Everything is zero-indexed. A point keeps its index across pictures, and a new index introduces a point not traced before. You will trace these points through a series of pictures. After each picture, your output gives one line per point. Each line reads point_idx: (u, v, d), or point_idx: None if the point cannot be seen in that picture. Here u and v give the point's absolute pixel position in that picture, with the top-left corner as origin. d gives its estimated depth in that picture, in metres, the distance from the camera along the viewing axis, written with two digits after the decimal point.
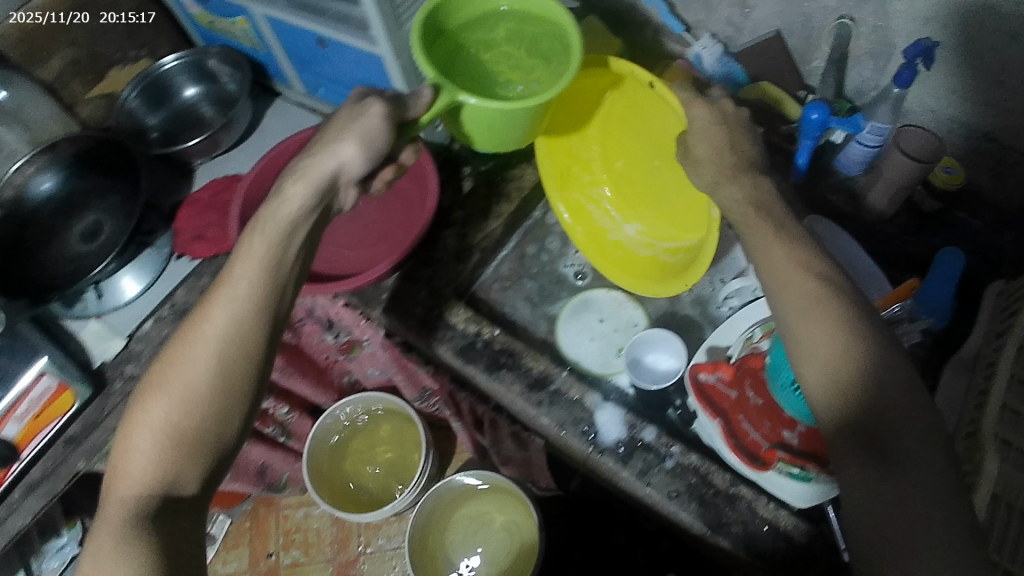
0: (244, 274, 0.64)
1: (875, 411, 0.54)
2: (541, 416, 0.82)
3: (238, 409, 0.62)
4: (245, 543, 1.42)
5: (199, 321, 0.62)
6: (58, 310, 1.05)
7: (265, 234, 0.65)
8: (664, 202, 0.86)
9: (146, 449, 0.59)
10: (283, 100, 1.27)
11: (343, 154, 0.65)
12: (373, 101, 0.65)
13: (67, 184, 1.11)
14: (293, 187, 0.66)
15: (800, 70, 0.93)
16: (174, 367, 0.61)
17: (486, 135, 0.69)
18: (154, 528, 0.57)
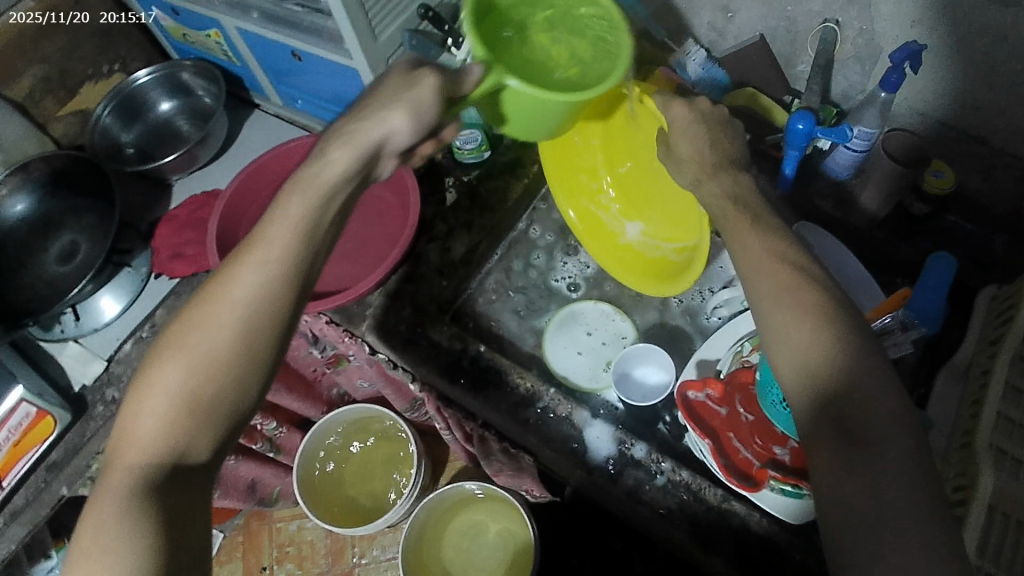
0: (281, 237, 0.56)
1: (845, 398, 0.50)
2: (528, 434, 0.80)
3: (258, 381, 0.55)
4: (239, 556, 1.41)
5: (226, 281, 0.55)
6: (36, 331, 1.10)
7: (304, 194, 0.57)
8: (667, 201, 0.80)
9: (158, 414, 0.52)
10: (261, 111, 1.32)
11: (392, 122, 0.59)
12: (429, 71, 0.59)
13: (39, 207, 1.14)
14: (339, 151, 0.58)
15: (786, 74, 0.93)
16: (196, 325, 0.54)
17: (521, 123, 0.66)
18: (161, 497, 0.50)
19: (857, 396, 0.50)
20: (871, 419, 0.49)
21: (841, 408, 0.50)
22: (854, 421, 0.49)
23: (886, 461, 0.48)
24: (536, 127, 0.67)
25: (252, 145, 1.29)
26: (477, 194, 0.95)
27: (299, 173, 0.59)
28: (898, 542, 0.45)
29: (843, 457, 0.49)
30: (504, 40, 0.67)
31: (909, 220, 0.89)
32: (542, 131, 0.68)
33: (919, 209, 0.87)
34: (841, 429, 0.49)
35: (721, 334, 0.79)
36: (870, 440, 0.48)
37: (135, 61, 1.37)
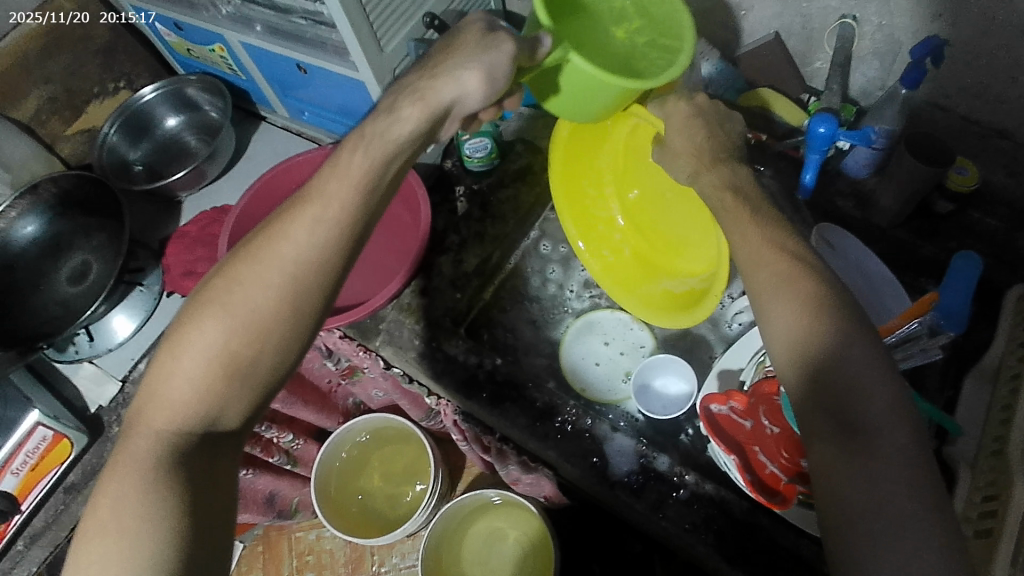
0: (339, 196, 0.57)
1: (836, 389, 0.49)
2: (547, 449, 0.79)
3: (299, 343, 0.57)
4: (259, 567, 1.41)
5: (277, 239, 0.56)
6: (51, 354, 1.08)
7: (368, 152, 0.59)
8: (686, 230, 0.81)
9: (195, 375, 0.54)
10: (268, 123, 1.31)
11: (467, 85, 0.59)
12: (507, 35, 0.59)
13: (49, 229, 1.13)
14: (410, 108, 0.59)
15: (802, 72, 0.91)
16: (243, 283, 0.55)
17: (570, 102, 0.67)
18: (187, 465, 0.52)
19: (852, 386, 0.48)
20: (867, 411, 0.47)
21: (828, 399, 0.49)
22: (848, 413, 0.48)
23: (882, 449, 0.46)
24: (583, 108, 0.67)
25: (260, 157, 1.28)
26: (489, 203, 0.94)
27: (366, 127, 0.60)
28: (899, 539, 0.43)
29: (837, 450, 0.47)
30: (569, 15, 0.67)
31: (933, 217, 0.88)
32: (585, 113, 0.69)
33: (943, 207, 0.85)
34: (840, 423, 0.48)
35: (742, 344, 0.78)
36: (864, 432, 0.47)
37: (140, 77, 1.36)
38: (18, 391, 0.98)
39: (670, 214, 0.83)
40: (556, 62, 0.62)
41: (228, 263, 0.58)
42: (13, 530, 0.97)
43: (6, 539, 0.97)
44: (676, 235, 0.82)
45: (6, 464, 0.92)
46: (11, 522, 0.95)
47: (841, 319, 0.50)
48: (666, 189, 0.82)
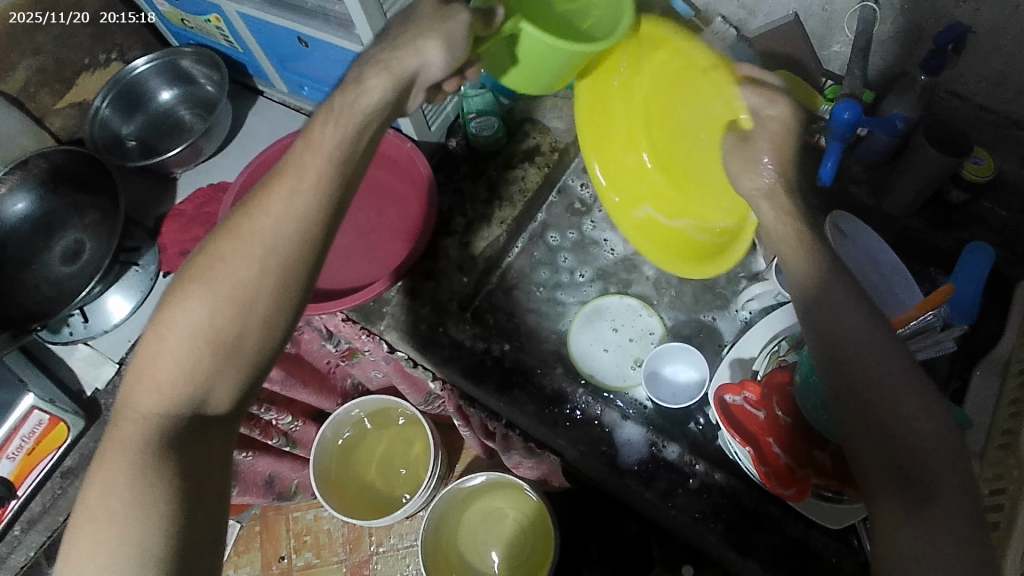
0: (314, 167, 0.55)
1: (871, 406, 0.49)
2: (556, 437, 0.78)
3: (284, 317, 0.55)
4: (257, 547, 1.41)
5: (253, 214, 0.54)
6: (45, 335, 1.07)
7: (340, 124, 0.57)
8: (701, 189, 0.78)
9: (182, 354, 0.53)
10: (265, 98, 1.27)
11: (428, 53, 0.58)
12: (462, 6, 0.60)
13: (40, 206, 1.11)
14: (376, 78, 0.58)
15: (818, 55, 0.90)
16: (224, 259, 0.54)
17: (521, 72, 0.67)
18: (178, 449, 0.51)
19: (902, 423, 0.48)
20: (905, 426, 0.48)
21: (862, 413, 0.49)
22: (890, 428, 0.48)
23: (936, 478, 0.46)
24: (540, 77, 0.68)
25: (257, 134, 1.25)
26: (496, 184, 0.92)
27: (332, 101, 0.59)
28: None
29: (882, 473, 0.48)
30: None
31: (946, 206, 0.87)
32: (544, 82, 0.69)
33: (957, 197, 0.84)
34: (882, 445, 0.48)
35: (756, 332, 0.77)
36: (905, 452, 0.47)
37: (132, 49, 1.32)
38: (11, 373, 0.95)
39: (686, 161, 0.79)
40: (509, 32, 0.61)
41: (213, 239, 0.56)
42: (11, 514, 0.97)
43: (5, 522, 0.97)
44: (688, 184, 0.80)
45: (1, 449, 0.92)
46: (8, 507, 0.95)
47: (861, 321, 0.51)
48: (700, 141, 0.75)
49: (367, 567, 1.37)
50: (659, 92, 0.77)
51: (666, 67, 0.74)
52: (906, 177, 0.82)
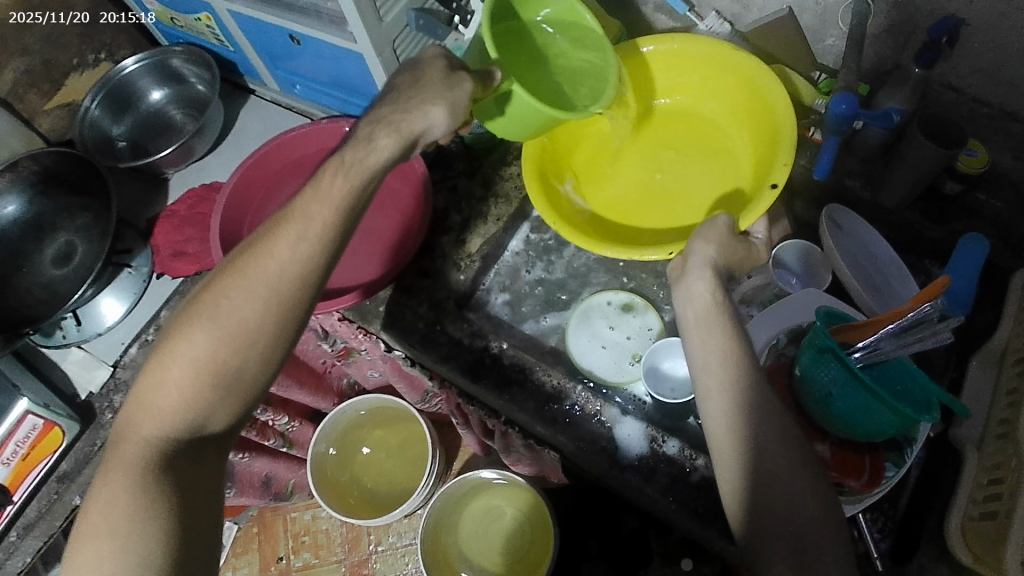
0: (323, 214, 0.56)
1: (765, 481, 0.55)
2: (556, 434, 0.78)
3: (280, 351, 0.56)
4: (254, 548, 1.41)
5: (261, 252, 0.55)
6: (38, 339, 1.06)
7: (348, 177, 0.58)
8: (629, 200, 0.84)
9: (184, 384, 0.54)
10: (257, 97, 1.27)
11: (434, 117, 0.59)
12: (465, 73, 0.61)
13: (32, 208, 1.10)
14: (387, 138, 0.59)
15: (813, 49, 0.90)
16: (229, 296, 0.54)
17: (509, 126, 0.68)
18: (175, 472, 0.52)
19: (784, 490, 0.55)
20: (795, 502, 0.54)
21: (760, 484, 0.55)
22: (783, 503, 0.55)
23: (821, 550, 0.53)
24: (522, 131, 0.69)
25: (250, 133, 1.24)
26: (492, 181, 0.92)
27: (343, 151, 0.59)
28: None
29: (774, 526, 0.54)
30: (508, 47, 0.73)
31: (940, 198, 0.87)
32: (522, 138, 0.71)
33: (952, 188, 0.84)
34: (783, 516, 0.54)
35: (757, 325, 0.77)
36: (791, 514, 0.54)
37: (122, 48, 1.31)
38: (5, 378, 0.94)
39: (637, 170, 0.86)
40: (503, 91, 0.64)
41: (217, 273, 0.57)
42: (7, 521, 0.96)
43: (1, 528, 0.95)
44: (619, 188, 0.85)
45: None
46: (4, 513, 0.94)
47: (756, 407, 0.57)
48: (660, 183, 0.84)
49: (366, 566, 1.37)
50: (682, 126, 0.87)
51: (722, 124, 0.85)
52: (903, 169, 0.82)
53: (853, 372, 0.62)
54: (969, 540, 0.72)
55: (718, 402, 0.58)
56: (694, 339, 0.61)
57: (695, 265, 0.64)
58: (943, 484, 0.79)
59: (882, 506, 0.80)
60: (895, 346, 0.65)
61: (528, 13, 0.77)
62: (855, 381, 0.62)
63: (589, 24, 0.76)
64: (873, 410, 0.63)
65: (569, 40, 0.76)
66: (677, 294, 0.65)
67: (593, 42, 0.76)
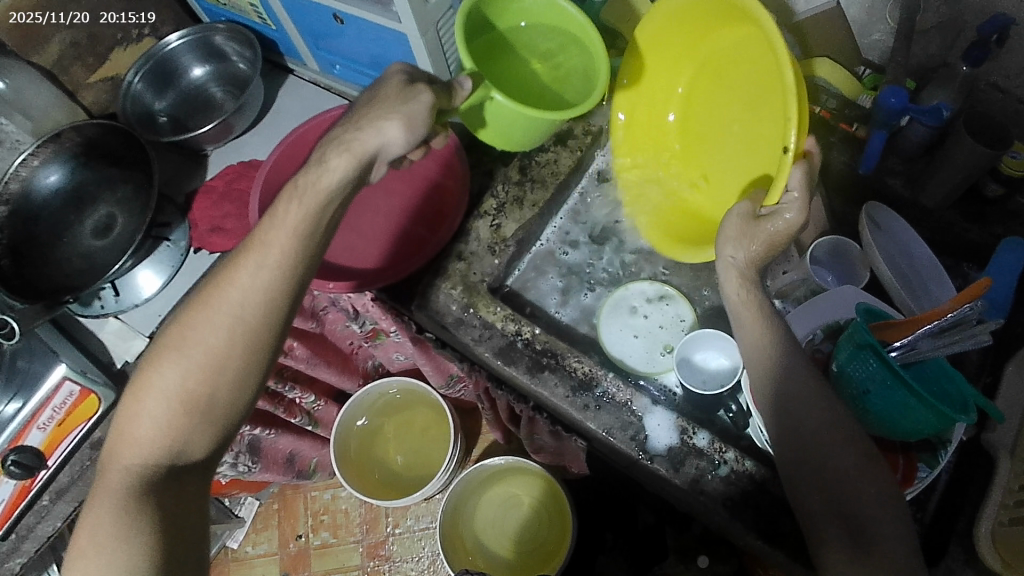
0: (279, 243, 0.58)
1: (817, 462, 0.58)
2: (586, 420, 0.78)
3: (254, 375, 0.60)
4: (274, 525, 1.43)
5: (223, 283, 0.58)
6: (75, 308, 1.07)
7: (302, 203, 0.59)
8: (730, 165, 0.76)
9: (159, 414, 0.58)
10: (297, 77, 1.27)
11: (388, 132, 0.60)
12: (425, 85, 0.61)
13: (73, 178, 1.10)
14: (338, 158, 0.60)
15: (859, 44, 0.90)
16: (193, 328, 0.58)
17: (500, 130, 0.71)
18: (156, 495, 0.55)
19: (839, 470, 0.57)
20: (853, 482, 0.57)
21: (811, 478, 0.58)
22: (840, 490, 0.57)
23: (879, 521, 0.55)
24: (508, 136, 0.73)
25: (287, 112, 1.25)
26: (528, 166, 0.91)
27: (298, 177, 0.61)
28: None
29: (827, 505, 0.57)
30: (493, 60, 0.76)
31: (982, 200, 0.86)
32: (517, 141, 0.74)
33: (994, 190, 0.83)
34: (837, 511, 0.57)
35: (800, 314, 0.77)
36: (851, 493, 0.57)
37: (165, 25, 1.32)
38: (42, 344, 0.94)
39: (698, 134, 0.81)
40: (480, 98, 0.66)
41: (184, 306, 0.61)
42: (40, 485, 0.94)
43: (34, 494, 0.95)
44: (716, 164, 0.79)
45: (31, 420, 0.90)
46: (37, 477, 0.93)
47: (801, 399, 0.60)
48: (737, 132, 0.74)
49: (383, 548, 1.38)
50: (720, 61, 0.75)
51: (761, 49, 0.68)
52: (945, 169, 0.80)
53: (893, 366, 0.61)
54: (999, 547, 0.72)
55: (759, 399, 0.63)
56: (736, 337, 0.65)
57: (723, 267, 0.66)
58: (974, 487, 0.79)
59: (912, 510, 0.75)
60: (933, 346, 0.64)
61: (505, 21, 0.77)
62: (894, 379, 0.62)
63: (576, 29, 0.75)
64: (909, 408, 0.63)
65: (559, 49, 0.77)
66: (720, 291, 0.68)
67: (582, 49, 0.76)
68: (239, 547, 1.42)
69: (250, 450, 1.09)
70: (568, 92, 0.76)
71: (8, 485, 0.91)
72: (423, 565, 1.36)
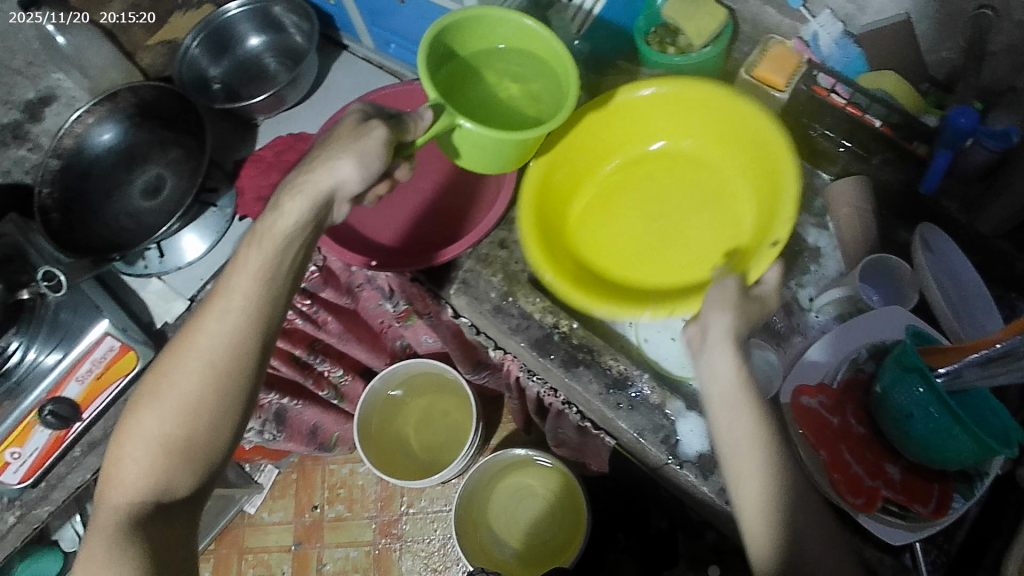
0: (241, 289, 0.62)
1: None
2: (618, 420, 0.78)
3: (233, 416, 0.62)
4: (291, 494, 1.45)
5: (193, 330, 0.62)
6: (120, 266, 1.08)
7: (261, 247, 0.63)
8: (627, 236, 0.79)
9: (140, 457, 0.60)
10: (350, 53, 1.28)
11: (342, 171, 0.63)
12: (380, 122, 0.63)
13: (127, 137, 1.12)
14: (292, 202, 0.63)
15: (926, 61, 0.88)
16: (168, 374, 0.61)
17: (479, 155, 0.68)
18: (145, 531, 0.58)
19: None
20: None
21: None
22: None
23: None
24: (488, 160, 0.69)
25: (338, 87, 1.25)
26: None
27: (256, 227, 0.64)
28: None
29: None
30: (461, 87, 0.72)
31: None
32: (498, 164, 0.70)
33: None
34: None
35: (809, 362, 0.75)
36: None
37: None
38: (88, 300, 0.95)
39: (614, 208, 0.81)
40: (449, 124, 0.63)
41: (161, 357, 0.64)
42: (73, 436, 0.97)
43: (66, 444, 0.97)
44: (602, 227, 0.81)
45: (71, 372, 0.91)
46: (71, 428, 0.95)
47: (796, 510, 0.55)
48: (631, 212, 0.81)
49: (396, 526, 1.39)
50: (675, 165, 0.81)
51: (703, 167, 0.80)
52: (1003, 198, 0.79)
53: (941, 393, 0.60)
54: None
55: (756, 504, 0.56)
56: (718, 417, 0.59)
57: (717, 339, 0.60)
58: None
59: (938, 539, 0.75)
60: (979, 375, 0.63)
61: (464, 46, 0.72)
62: (942, 405, 0.61)
63: (543, 45, 0.71)
64: (952, 438, 0.62)
65: (527, 68, 0.73)
66: (699, 370, 0.62)
67: (553, 69, 0.72)
68: (256, 512, 1.44)
69: (277, 419, 1.12)
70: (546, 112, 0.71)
71: (44, 434, 0.93)
72: (433, 547, 1.37)
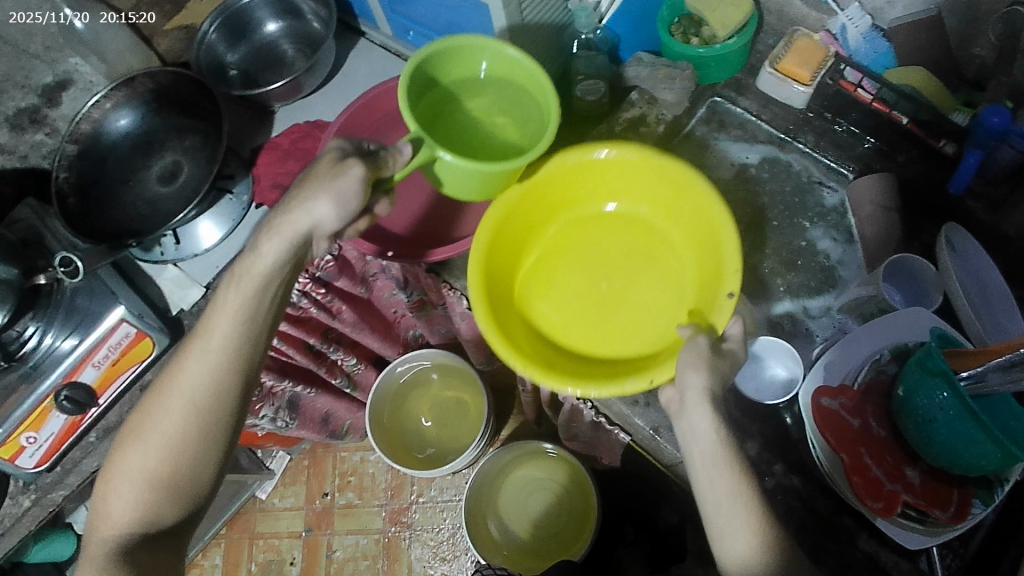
0: (219, 330, 0.62)
1: None
2: (634, 416, 0.77)
3: (216, 450, 0.65)
4: (302, 480, 1.45)
5: (173, 371, 0.63)
6: (137, 253, 1.07)
7: (239, 288, 0.62)
8: (573, 296, 0.76)
9: (127, 493, 0.63)
10: (368, 41, 1.27)
11: (318, 212, 0.61)
12: (357, 160, 0.62)
13: (143, 123, 1.12)
14: (269, 244, 0.62)
15: (955, 57, 0.87)
16: (149, 414, 0.63)
17: (461, 185, 0.67)
18: (134, 560, 0.61)
19: None
20: None
21: None
22: None
23: None
24: (469, 191, 0.68)
25: (355, 74, 1.24)
26: None
27: (235, 267, 0.63)
28: None
29: None
30: (441, 118, 0.71)
31: None
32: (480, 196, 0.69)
33: None
34: None
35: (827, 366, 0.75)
36: None
37: None
38: (104, 286, 0.95)
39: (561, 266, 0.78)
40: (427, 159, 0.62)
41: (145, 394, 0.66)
42: (88, 422, 0.97)
43: (82, 430, 0.97)
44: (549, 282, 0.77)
45: (88, 358, 0.92)
46: (87, 414, 0.96)
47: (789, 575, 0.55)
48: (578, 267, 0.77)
49: (406, 514, 1.40)
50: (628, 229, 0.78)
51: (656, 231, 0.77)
52: None
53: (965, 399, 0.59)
54: None
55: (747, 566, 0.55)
56: (701, 478, 0.59)
57: (694, 400, 0.59)
58: None
59: (952, 542, 0.73)
60: (1002, 381, 0.61)
61: (445, 76, 0.72)
62: (965, 411, 0.60)
63: (523, 74, 0.71)
64: (976, 443, 0.61)
65: (507, 98, 0.72)
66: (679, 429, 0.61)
67: (534, 96, 0.71)
68: (267, 498, 1.45)
69: (290, 407, 1.13)
70: (527, 140, 0.69)
71: (60, 419, 0.93)
72: (443, 536, 1.37)
